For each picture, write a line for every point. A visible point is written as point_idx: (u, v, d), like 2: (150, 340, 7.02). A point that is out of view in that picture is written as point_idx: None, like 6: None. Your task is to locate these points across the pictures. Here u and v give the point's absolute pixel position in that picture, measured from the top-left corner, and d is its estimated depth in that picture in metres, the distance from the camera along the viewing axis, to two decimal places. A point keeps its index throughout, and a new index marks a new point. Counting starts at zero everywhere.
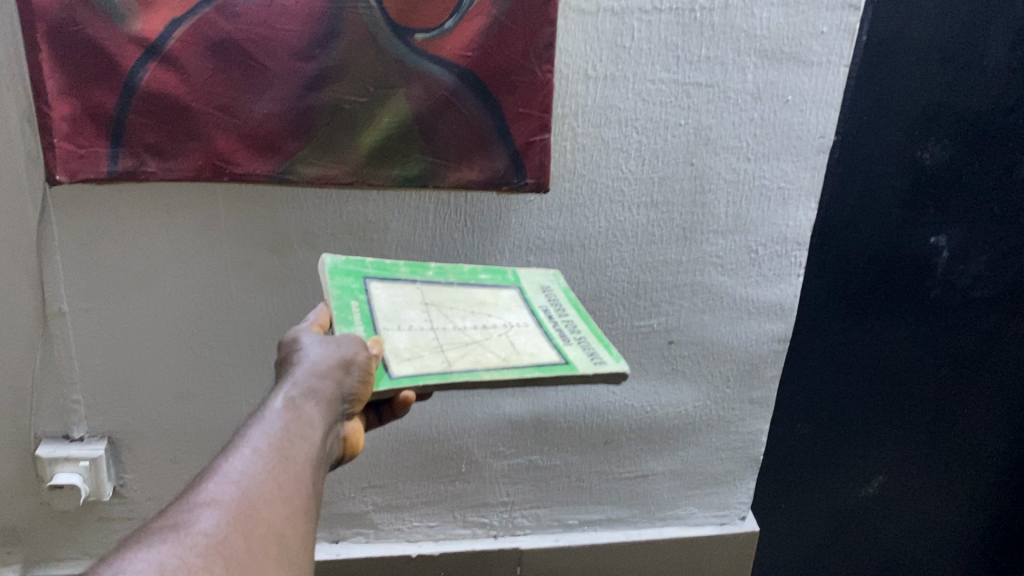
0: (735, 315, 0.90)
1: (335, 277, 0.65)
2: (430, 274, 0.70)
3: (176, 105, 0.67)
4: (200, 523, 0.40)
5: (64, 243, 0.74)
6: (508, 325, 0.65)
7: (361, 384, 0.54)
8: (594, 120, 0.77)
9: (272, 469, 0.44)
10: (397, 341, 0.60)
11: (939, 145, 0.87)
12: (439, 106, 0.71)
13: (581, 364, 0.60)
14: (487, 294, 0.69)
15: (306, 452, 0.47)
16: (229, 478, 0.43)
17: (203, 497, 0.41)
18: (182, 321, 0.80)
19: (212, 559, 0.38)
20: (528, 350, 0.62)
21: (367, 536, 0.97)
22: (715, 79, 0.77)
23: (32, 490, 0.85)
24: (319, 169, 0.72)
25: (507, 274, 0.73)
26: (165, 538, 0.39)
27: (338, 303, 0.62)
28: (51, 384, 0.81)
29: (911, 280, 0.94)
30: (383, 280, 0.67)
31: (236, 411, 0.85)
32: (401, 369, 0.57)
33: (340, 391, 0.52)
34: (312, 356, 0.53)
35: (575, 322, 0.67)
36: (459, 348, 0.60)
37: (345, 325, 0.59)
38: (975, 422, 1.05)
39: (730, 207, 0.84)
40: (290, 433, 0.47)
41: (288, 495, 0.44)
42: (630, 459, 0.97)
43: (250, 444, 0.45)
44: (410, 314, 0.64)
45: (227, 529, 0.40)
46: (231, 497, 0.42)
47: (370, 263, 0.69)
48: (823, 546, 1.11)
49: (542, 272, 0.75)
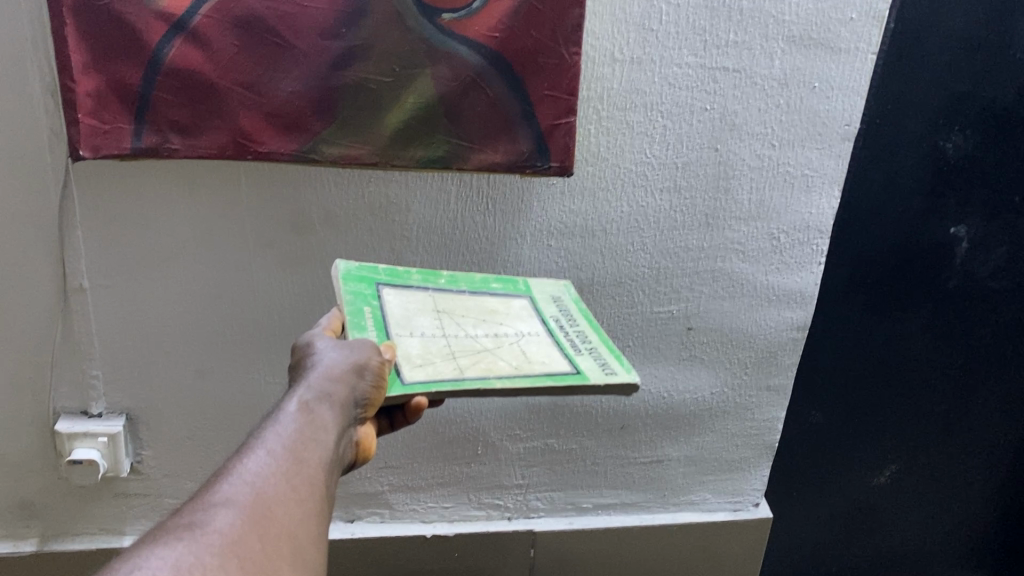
0: (756, 302, 0.90)
1: (348, 282, 0.64)
2: (442, 281, 0.70)
3: (201, 82, 0.66)
4: (215, 522, 0.40)
5: (85, 219, 0.74)
6: (520, 334, 0.64)
7: (373, 389, 0.53)
8: (619, 103, 0.76)
9: (285, 472, 0.44)
10: (409, 347, 0.60)
11: (963, 136, 0.86)
12: (465, 87, 0.70)
13: (592, 375, 0.60)
14: (498, 302, 0.69)
15: (320, 455, 0.47)
16: (244, 479, 0.43)
17: (219, 496, 0.41)
18: (202, 300, 0.80)
19: (226, 558, 0.38)
20: (540, 359, 0.61)
21: (382, 516, 0.97)
22: (742, 64, 0.77)
23: (50, 463, 0.86)
24: (343, 148, 0.71)
25: (517, 283, 0.73)
26: (182, 536, 0.39)
27: (351, 307, 0.61)
28: (71, 360, 0.81)
29: (931, 269, 0.94)
30: (395, 287, 0.67)
31: (255, 390, 0.86)
32: (413, 374, 0.57)
33: (353, 395, 0.52)
34: (325, 360, 0.53)
35: (586, 333, 0.67)
36: (471, 356, 0.60)
37: (357, 330, 0.59)
38: (987, 413, 1.05)
39: (754, 193, 0.83)
40: (303, 435, 0.47)
41: (302, 498, 0.44)
42: (645, 444, 0.97)
43: (264, 445, 0.45)
44: (421, 321, 0.63)
45: (242, 529, 0.40)
46: (247, 496, 0.42)
47: (382, 269, 0.69)
48: (835, 533, 1.12)
49: (553, 281, 0.75)
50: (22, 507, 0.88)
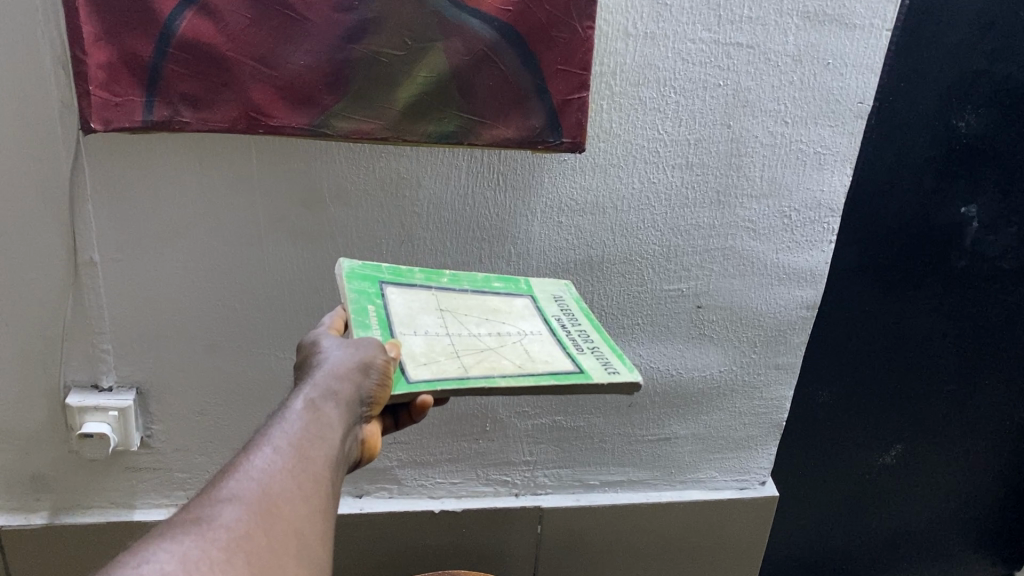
0: (766, 280, 0.90)
1: (352, 280, 0.64)
2: (445, 281, 0.70)
3: (212, 55, 0.65)
4: (222, 517, 0.40)
5: (96, 193, 0.74)
6: (522, 333, 0.64)
7: (378, 387, 0.53)
8: (632, 79, 0.76)
9: (291, 468, 0.44)
10: (413, 346, 0.60)
11: (976, 114, 0.87)
12: (477, 61, 0.70)
13: (595, 374, 0.59)
14: (501, 301, 0.68)
15: (326, 452, 0.47)
16: (250, 475, 0.43)
17: (225, 492, 0.42)
18: (212, 273, 0.80)
19: (233, 553, 0.38)
20: (543, 357, 0.61)
21: (390, 491, 0.97)
22: (756, 40, 0.76)
23: (61, 436, 0.86)
24: (354, 123, 0.70)
25: (519, 283, 0.73)
26: (189, 531, 0.39)
27: (355, 306, 0.61)
28: (81, 334, 0.81)
29: (939, 248, 0.94)
30: (399, 286, 0.67)
31: (265, 364, 0.86)
32: (418, 373, 0.57)
33: (358, 394, 0.51)
34: (331, 359, 0.53)
35: (589, 332, 0.67)
36: (475, 354, 0.60)
37: (361, 328, 0.58)
38: (990, 390, 1.07)
39: (766, 171, 0.83)
40: (310, 433, 0.47)
41: (308, 494, 0.44)
42: (653, 422, 0.98)
43: (271, 442, 0.45)
44: (425, 320, 0.63)
45: (249, 523, 0.40)
46: (253, 491, 0.42)
47: (385, 268, 0.69)
48: (839, 508, 1.13)
49: (553, 281, 0.75)
50: (33, 480, 0.88)
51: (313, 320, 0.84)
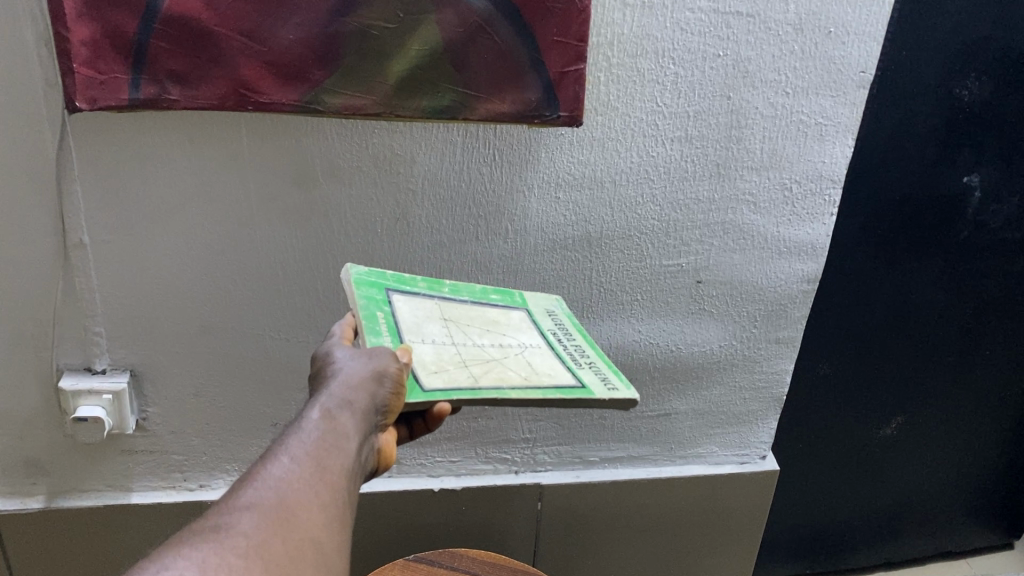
0: (766, 254, 0.89)
1: (359, 287, 0.63)
2: (446, 290, 0.68)
3: (199, 30, 0.63)
4: (239, 524, 0.39)
5: (83, 173, 0.73)
6: (523, 346, 0.63)
7: (393, 396, 0.51)
8: (629, 50, 0.74)
9: (308, 478, 0.43)
10: (422, 353, 0.58)
11: (980, 81, 0.85)
12: (471, 34, 0.68)
13: (597, 389, 0.58)
14: (499, 313, 0.67)
15: (342, 462, 0.45)
16: (269, 484, 0.42)
17: (242, 500, 0.41)
18: (203, 254, 0.78)
19: (252, 561, 0.38)
20: (546, 371, 0.60)
21: (390, 472, 0.96)
22: (756, 9, 0.74)
23: (54, 419, 0.85)
24: (344, 99, 0.69)
25: (514, 296, 0.72)
26: (208, 539, 0.38)
27: (365, 312, 0.60)
28: (73, 316, 0.80)
29: (940, 219, 0.94)
30: (405, 293, 0.65)
31: (260, 344, 0.85)
32: (431, 381, 0.55)
33: (374, 403, 0.50)
34: (345, 369, 0.52)
35: (584, 349, 0.66)
36: (481, 365, 0.59)
37: (373, 335, 0.57)
38: (990, 362, 1.07)
39: (767, 143, 0.82)
40: (326, 442, 0.46)
41: (325, 504, 0.43)
42: (652, 399, 0.97)
43: (287, 452, 0.44)
44: (431, 329, 0.62)
45: (265, 531, 0.39)
46: (271, 500, 0.41)
47: (389, 275, 0.67)
48: (841, 479, 1.13)
49: (545, 297, 0.74)
50: (28, 464, 0.87)
51: (307, 299, 0.83)
